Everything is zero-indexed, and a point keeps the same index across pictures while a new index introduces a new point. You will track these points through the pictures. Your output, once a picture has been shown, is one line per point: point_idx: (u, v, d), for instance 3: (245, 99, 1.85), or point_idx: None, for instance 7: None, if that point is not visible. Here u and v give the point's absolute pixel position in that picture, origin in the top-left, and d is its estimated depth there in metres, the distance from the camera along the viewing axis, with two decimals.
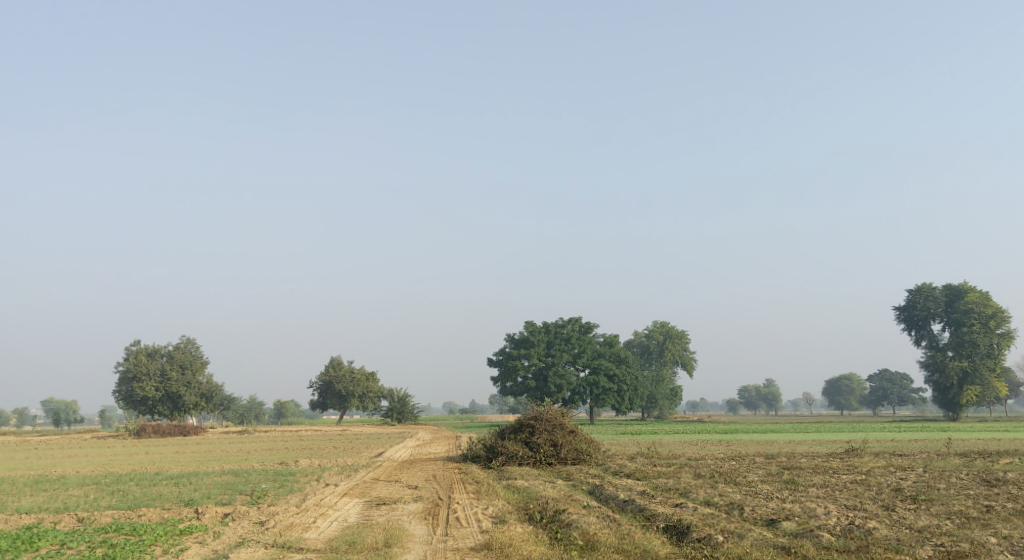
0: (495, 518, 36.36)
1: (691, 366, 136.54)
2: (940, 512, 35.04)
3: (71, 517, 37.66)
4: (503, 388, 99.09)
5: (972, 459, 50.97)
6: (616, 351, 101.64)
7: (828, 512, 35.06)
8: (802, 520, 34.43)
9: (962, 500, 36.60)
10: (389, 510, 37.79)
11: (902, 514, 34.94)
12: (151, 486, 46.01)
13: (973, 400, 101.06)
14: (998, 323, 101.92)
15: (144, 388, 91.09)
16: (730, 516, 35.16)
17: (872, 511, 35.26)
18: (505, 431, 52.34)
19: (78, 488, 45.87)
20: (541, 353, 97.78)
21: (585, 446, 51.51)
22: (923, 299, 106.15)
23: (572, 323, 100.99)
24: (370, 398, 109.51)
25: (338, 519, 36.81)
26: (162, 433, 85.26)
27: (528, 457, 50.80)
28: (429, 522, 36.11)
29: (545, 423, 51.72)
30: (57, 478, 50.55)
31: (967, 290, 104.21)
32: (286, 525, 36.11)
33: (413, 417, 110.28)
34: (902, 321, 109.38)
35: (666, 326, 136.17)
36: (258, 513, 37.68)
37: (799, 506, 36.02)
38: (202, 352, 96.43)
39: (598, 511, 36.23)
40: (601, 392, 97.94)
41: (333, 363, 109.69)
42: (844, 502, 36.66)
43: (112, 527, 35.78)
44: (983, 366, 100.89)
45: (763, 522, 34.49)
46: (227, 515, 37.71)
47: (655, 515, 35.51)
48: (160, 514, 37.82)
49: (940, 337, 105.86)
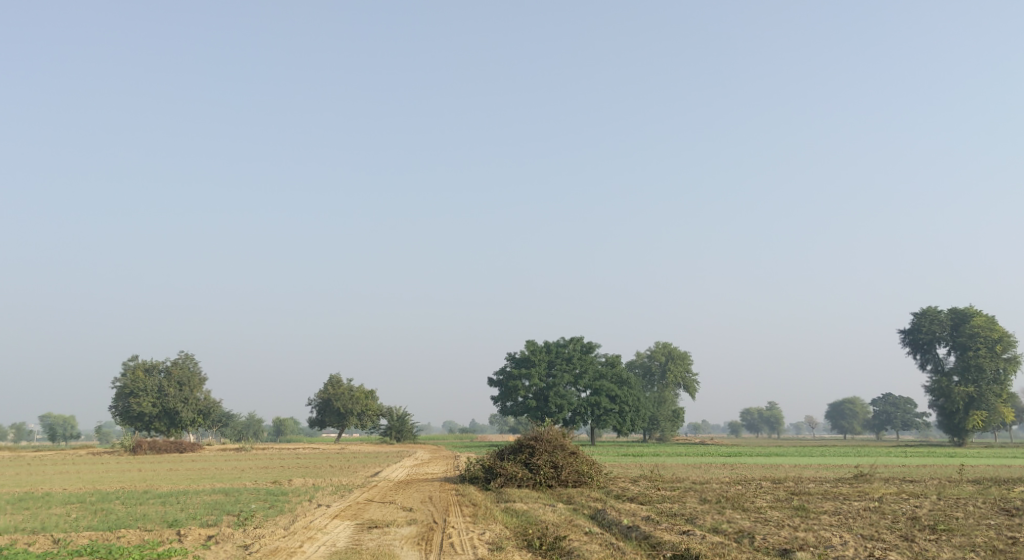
0: (492, 544, 34.59)
1: (693, 387, 134.75)
2: (963, 545, 33.23)
3: (47, 538, 35.97)
4: (503, 408, 97.43)
5: (986, 487, 49.14)
6: (616, 371, 99.75)
7: (845, 543, 33.29)
8: (819, 551, 32.66)
9: (985, 531, 34.90)
10: (380, 534, 36.11)
11: (923, 546, 33.13)
12: (138, 504, 44.64)
13: (979, 425, 99.14)
14: (1004, 348, 100.17)
15: (141, 404, 89.36)
16: (740, 545, 33.40)
17: (891, 542, 33.49)
18: (504, 452, 50.66)
19: (62, 506, 44.35)
20: (542, 372, 96.17)
21: (586, 468, 49.77)
22: (928, 322, 104.32)
23: (573, 343, 99.49)
24: (369, 416, 107.78)
25: (327, 543, 35.09)
26: (159, 449, 83.65)
27: (527, 479, 49.08)
28: (421, 547, 34.41)
29: (546, 444, 50.14)
30: (43, 496, 48.90)
31: (973, 314, 102.54)
32: (271, 550, 34.37)
33: (412, 436, 108.51)
34: (907, 344, 107.65)
35: (668, 347, 134.21)
36: (243, 536, 36.00)
37: (813, 535, 34.28)
38: (200, 369, 94.81)
39: (601, 538, 34.51)
40: (602, 413, 95.80)
41: (332, 380, 108.00)
42: (860, 532, 34.81)
43: (88, 550, 34.11)
44: (990, 392, 99.00)
45: (776, 552, 32.78)
46: (210, 537, 36.01)
47: (661, 544, 33.72)
48: (140, 536, 36.13)
49: (946, 360, 103.96)
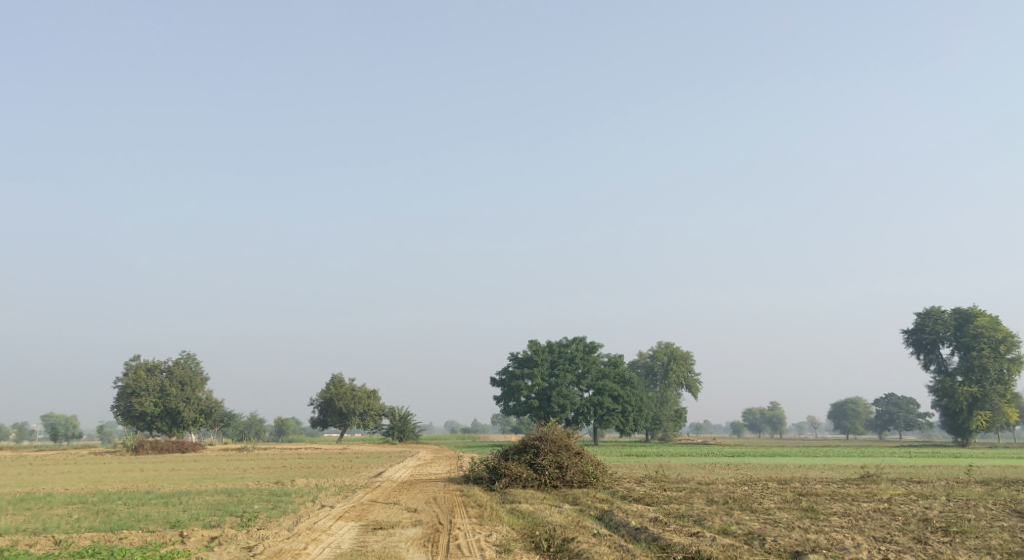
0: (499, 546, 34.12)
1: (695, 387, 134.38)
2: (978, 547, 32.83)
3: (49, 539, 35.54)
4: (505, 408, 97.00)
5: (995, 488, 48.75)
6: (619, 370, 99.18)
7: (858, 546, 32.85)
8: (832, 553, 32.22)
9: (998, 533, 34.45)
10: (386, 535, 35.69)
11: (938, 548, 32.71)
12: (139, 505, 44.18)
13: (983, 425, 98.64)
14: (1008, 348, 99.69)
15: (143, 404, 88.96)
16: (752, 547, 32.94)
17: (905, 545, 33.07)
18: (509, 452, 50.22)
19: (64, 506, 43.90)
20: (545, 372, 95.75)
21: (592, 469, 49.38)
22: (932, 322, 103.76)
23: (575, 343, 99.01)
24: (371, 415, 107.33)
25: (331, 545, 34.67)
26: (161, 449, 83.25)
27: (532, 479, 48.64)
28: (428, 549, 33.97)
29: (550, 444, 49.68)
30: (45, 496, 48.53)
31: (976, 314, 102.14)
32: (275, 551, 33.98)
33: (415, 436, 108.11)
34: (910, 344, 107.05)
35: (671, 346, 133.79)
36: (247, 538, 35.59)
37: (825, 537, 33.82)
38: (202, 368, 94.39)
39: (610, 540, 34.06)
40: (605, 413, 95.33)
41: (333, 380, 107.57)
42: (872, 533, 34.42)
43: (90, 552, 33.71)
44: (994, 392, 98.51)
45: (788, 554, 32.35)
46: (213, 539, 35.62)
47: (671, 546, 33.26)
48: (143, 537, 35.75)
49: (950, 360, 103.47)
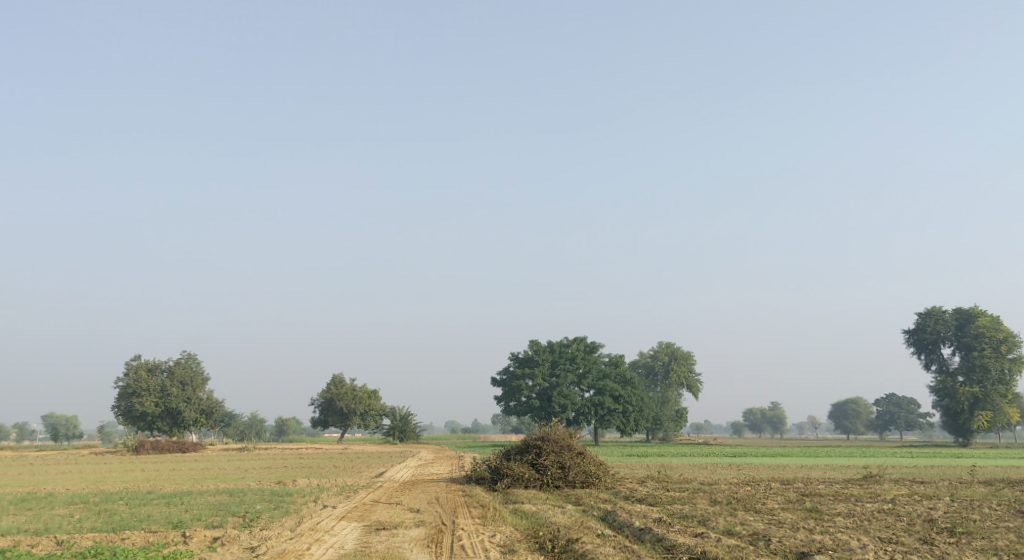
0: (504, 547, 33.99)
1: (696, 387, 134.16)
2: (984, 547, 32.72)
3: (51, 540, 35.43)
4: (506, 408, 96.80)
5: (998, 488, 48.55)
6: (620, 370, 98.99)
7: (864, 546, 32.73)
8: (838, 554, 32.09)
9: (1004, 534, 34.34)
10: (390, 536, 35.56)
11: (944, 549, 32.58)
12: (141, 505, 44.08)
13: (984, 425, 98.46)
14: (1009, 348, 99.48)
15: (143, 404, 88.82)
16: (757, 548, 32.81)
17: (911, 545, 32.93)
18: (511, 452, 50.08)
19: (65, 506, 43.76)
20: (545, 372, 95.64)
21: (594, 469, 49.26)
22: (933, 322, 103.63)
23: (576, 343, 98.81)
24: (372, 415, 107.10)
25: (334, 545, 34.52)
26: (161, 449, 83.11)
27: (534, 480, 48.50)
28: (432, 549, 33.85)
29: (553, 444, 49.54)
30: (46, 495, 48.40)
31: (977, 314, 101.99)
32: (279, 552, 33.88)
33: (415, 436, 107.96)
34: (912, 344, 106.88)
35: (672, 347, 133.62)
36: (250, 538, 35.47)
37: (831, 538, 33.71)
38: (203, 368, 94.23)
39: (614, 541, 33.91)
40: (606, 413, 95.14)
41: (334, 380, 107.43)
42: (877, 534, 34.27)
43: (92, 552, 33.59)
44: (995, 392, 98.30)
45: (794, 555, 32.22)
46: (216, 539, 35.51)
47: (676, 546, 33.11)
48: (145, 537, 35.61)
49: (951, 360, 103.35)
